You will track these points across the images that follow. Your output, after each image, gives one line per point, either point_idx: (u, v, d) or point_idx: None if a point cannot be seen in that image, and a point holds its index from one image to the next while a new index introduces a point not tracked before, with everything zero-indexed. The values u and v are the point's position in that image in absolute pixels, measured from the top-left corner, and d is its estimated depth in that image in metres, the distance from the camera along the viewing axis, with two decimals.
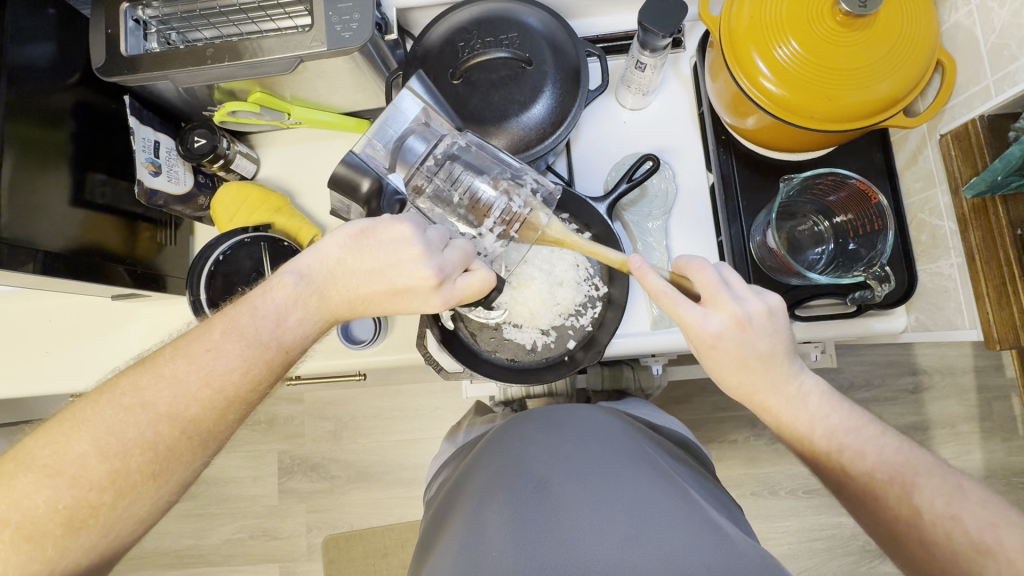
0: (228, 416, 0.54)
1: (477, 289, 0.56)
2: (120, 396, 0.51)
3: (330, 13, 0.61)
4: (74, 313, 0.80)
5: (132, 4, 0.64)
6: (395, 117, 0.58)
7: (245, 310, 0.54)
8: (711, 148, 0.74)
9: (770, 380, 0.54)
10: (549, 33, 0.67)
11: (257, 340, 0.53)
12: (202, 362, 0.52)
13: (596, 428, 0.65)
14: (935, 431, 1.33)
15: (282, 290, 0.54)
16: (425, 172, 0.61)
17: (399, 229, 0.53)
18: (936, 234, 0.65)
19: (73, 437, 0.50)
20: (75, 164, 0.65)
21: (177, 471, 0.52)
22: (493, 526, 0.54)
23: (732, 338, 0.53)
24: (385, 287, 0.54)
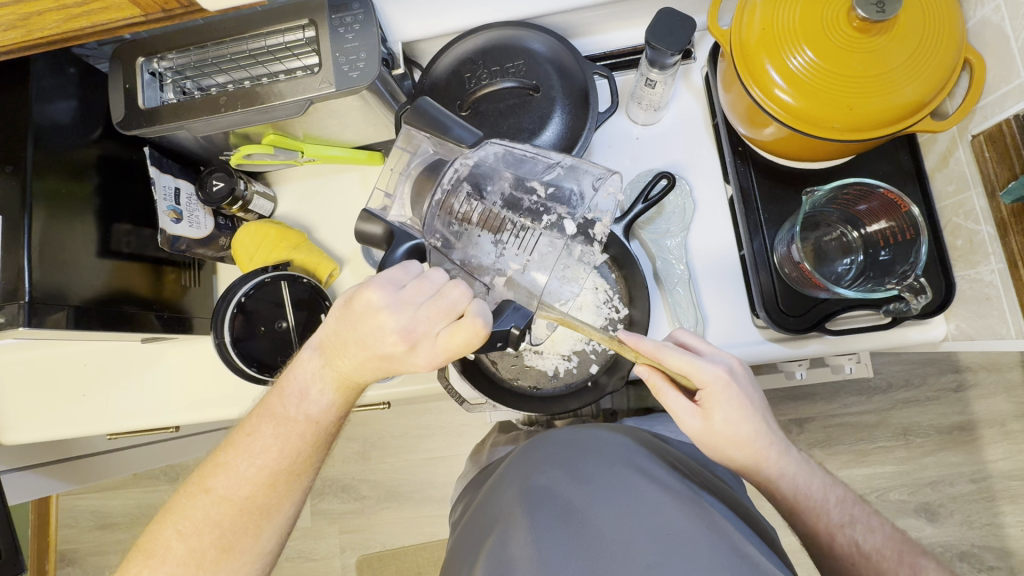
0: (278, 486, 0.59)
1: (460, 344, 0.53)
2: (191, 485, 0.60)
3: (338, 54, 0.62)
4: (107, 356, 0.82)
5: (147, 58, 0.66)
6: (405, 163, 0.61)
7: (275, 394, 0.60)
8: (728, 160, 0.72)
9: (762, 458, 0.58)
10: (556, 58, 0.66)
11: (285, 417, 0.59)
12: (245, 446, 0.59)
13: (614, 447, 0.62)
14: (983, 431, 1.27)
15: (301, 367, 0.59)
16: (450, 193, 0.58)
17: (367, 296, 0.52)
18: (973, 239, 0.62)
19: (163, 524, 0.58)
20: (101, 216, 0.67)
21: (248, 542, 0.59)
22: (515, 547, 0.53)
23: (711, 433, 0.57)
24: (372, 355, 0.55)
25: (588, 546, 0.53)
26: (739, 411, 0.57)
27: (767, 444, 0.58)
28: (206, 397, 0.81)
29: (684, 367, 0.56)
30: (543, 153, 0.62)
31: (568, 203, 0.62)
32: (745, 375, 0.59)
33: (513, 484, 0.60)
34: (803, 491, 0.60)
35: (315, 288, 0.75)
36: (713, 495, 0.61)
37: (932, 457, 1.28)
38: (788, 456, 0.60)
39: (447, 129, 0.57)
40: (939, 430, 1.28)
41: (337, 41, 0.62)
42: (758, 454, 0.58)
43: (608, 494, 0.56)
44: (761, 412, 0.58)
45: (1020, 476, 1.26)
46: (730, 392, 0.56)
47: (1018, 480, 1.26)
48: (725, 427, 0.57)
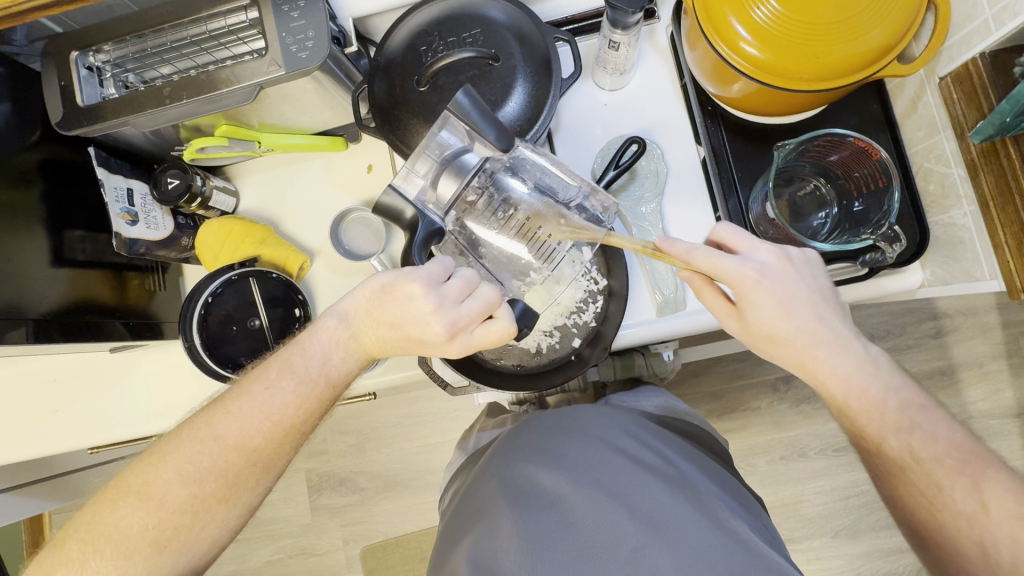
0: (285, 446, 0.58)
1: (495, 339, 0.54)
2: (197, 430, 0.57)
3: (284, 34, 0.59)
4: (77, 369, 0.79)
5: (82, 51, 0.62)
6: (434, 144, 0.56)
7: (295, 350, 0.58)
8: (697, 121, 0.71)
9: (830, 354, 0.55)
10: (514, 24, 0.64)
11: (307, 378, 0.57)
12: (263, 400, 0.57)
13: (601, 427, 0.63)
14: (963, 374, 1.30)
15: (325, 333, 0.57)
16: (476, 191, 0.58)
17: (412, 288, 0.52)
18: (944, 182, 0.62)
19: (160, 467, 0.56)
20: (50, 224, 0.64)
21: (245, 494, 0.58)
22: (500, 542, 0.55)
23: (768, 327, 0.56)
24: (406, 334, 0.54)
25: (572, 533, 0.54)
26: (775, 306, 0.54)
27: (814, 342, 0.55)
28: (184, 403, 0.79)
29: (711, 266, 0.54)
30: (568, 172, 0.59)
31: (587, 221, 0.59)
32: (782, 270, 0.55)
33: (494, 476, 0.62)
34: (854, 392, 0.55)
35: (286, 282, 0.73)
36: (700, 470, 0.62)
37: None
38: (844, 353, 0.55)
39: (487, 129, 0.54)
40: (921, 376, 1.31)
41: (282, 20, 0.59)
42: (802, 353, 0.56)
43: (589, 479, 0.57)
44: (805, 308, 0.54)
45: (999, 413, 1.30)
46: (758, 289, 0.54)
47: (997, 419, 1.30)
48: (769, 320, 0.55)
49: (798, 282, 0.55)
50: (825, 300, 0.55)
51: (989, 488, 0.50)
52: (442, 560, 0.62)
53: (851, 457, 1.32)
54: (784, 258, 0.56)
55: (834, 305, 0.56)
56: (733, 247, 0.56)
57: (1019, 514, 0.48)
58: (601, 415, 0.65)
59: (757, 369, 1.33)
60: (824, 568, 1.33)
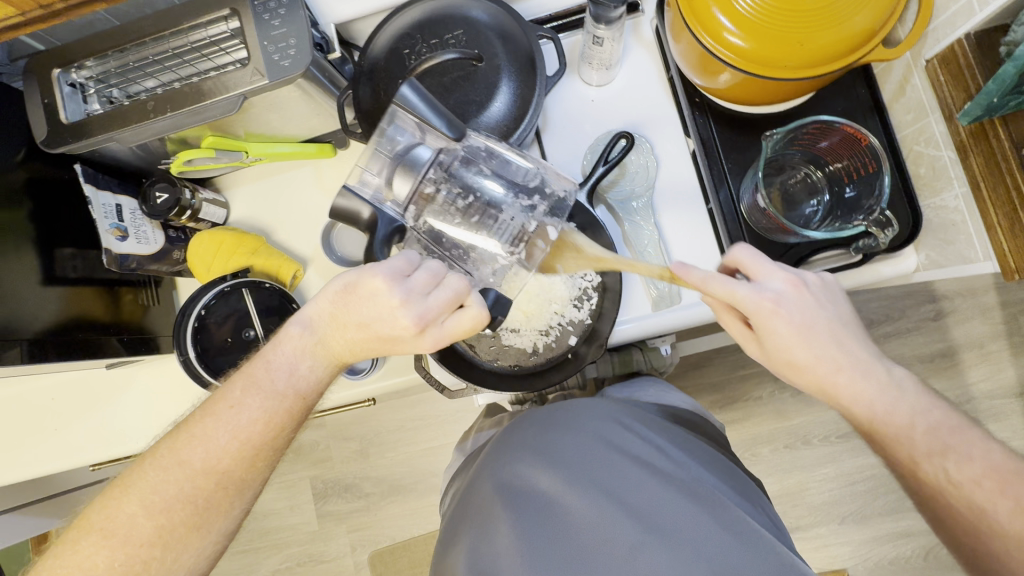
0: (257, 463, 0.57)
1: (467, 328, 0.55)
2: (160, 458, 0.55)
3: (265, 42, 0.58)
4: (75, 387, 0.79)
5: (63, 68, 0.62)
6: (386, 141, 0.58)
7: (259, 364, 0.57)
8: (686, 112, 0.70)
9: (852, 376, 0.54)
10: (497, 24, 0.63)
11: (272, 390, 0.56)
12: (227, 419, 0.55)
13: (591, 420, 0.63)
14: (964, 355, 1.30)
15: (289, 343, 0.57)
16: (432, 183, 0.59)
17: (375, 283, 0.52)
18: (935, 165, 0.62)
19: (124, 500, 0.53)
20: (39, 243, 0.64)
21: (217, 519, 0.56)
22: (499, 542, 0.55)
23: (799, 355, 0.54)
24: (375, 337, 0.54)
25: (572, 536, 0.54)
26: (796, 334, 0.54)
27: (835, 368, 0.54)
28: (184, 416, 0.79)
29: (726, 295, 0.54)
30: (524, 156, 0.60)
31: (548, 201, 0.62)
32: (799, 297, 0.54)
33: (491, 473, 0.61)
34: (882, 415, 0.53)
35: (280, 292, 0.73)
36: (698, 460, 0.61)
37: None
38: (869, 376, 0.54)
39: (434, 119, 0.55)
40: (921, 359, 1.31)
41: (263, 28, 0.58)
42: (821, 379, 0.55)
43: (585, 477, 0.57)
44: (825, 336, 0.54)
45: (1002, 393, 1.30)
46: (777, 318, 0.54)
47: (999, 398, 1.30)
48: (784, 349, 0.55)
49: (823, 308, 0.54)
50: (845, 326, 0.55)
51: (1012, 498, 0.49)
52: (441, 558, 0.63)
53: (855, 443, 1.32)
54: (799, 284, 0.55)
55: (852, 331, 0.55)
56: (750, 271, 0.56)
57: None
58: (594, 405, 0.65)
59: None
60: (832, 556, 1.33)
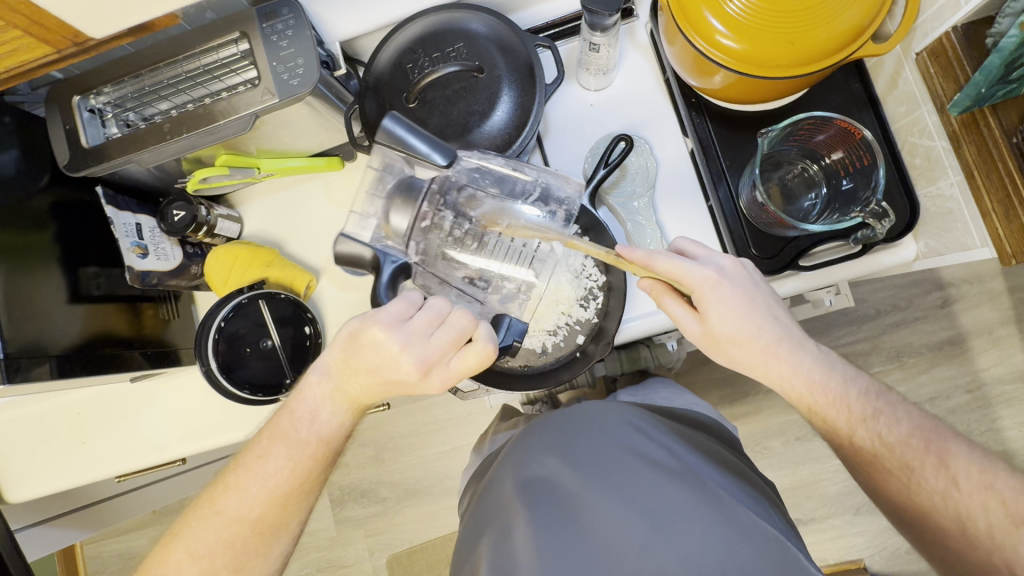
0: (289, 507, 0.60)
1: (472, 365, 0.56)
2: (201, 508, 0.61)
3: (275, 63, 0.61)
4: (100, 400, 0.82)
5: (82, 95, 0.65)
6: (377, 182, 0.60)
7: (285, 414, 0.60)
8: (683, 112, 0.72)
9: (790, 350, 0.58)
10: (496, 35, 0.65)
11: (295, 439, 0.59)
12: (256, 468, 0.60)
13: (613, 429, 0.64)
14: (973, 341, 1.30)
15: (310, 391, 0.60)
16: (429, 214, 0.61)
17: (374, 332, 0.53)
18: (929, 156, 0.63)
19: (173, 548, 0.60)
20: (65, 263, 0.67)
21: (257, 561, 0.61)
22: (517, 542, 0.56)
23: (735, 327, 0.57)
24: (384, 381, 0.56)
25: (588, 534, 0.55)
26: (738, 301, 0.57)
27: (767, 342, 0.58)
28: (207, 426, 0.81)
29: (672, 270, 0.57)
30: (516, 167, 0.63)
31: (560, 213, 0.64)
32: (739, 274, 0.59)
33: (511, 477, 0.63)
34: (822, 389, 0.58)
35: (295, 302, 0.75)
36: (705, 459, 0.63)
37: (925, 374, 1.31)
38: (803, 350, 0.58)
39: (423, 150, 0.56)
40: (930, 347, 1.31)
41: (271, 49, 0.61)
42: (762, 351, 0.58)
43: (602, 480, 0.59)
44: (763, 308, 0.58)
45: (1013, 378, 1.30)
46: (721, 289, 0.57)
47: (1010, 384, 1.30)
48: (724, 323, 0.57)
49: (755, 285, 0.59)
50: (776, 305, 0.59)
51: (955, 463, 0.54)
52: (462, 557, 0.65)
53: None
54: (739, 264, 0.60)
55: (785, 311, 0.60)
56: (690, 255, 0.61)
57: (983, 482, 0.53)
58: (611, 412, 0.67)
59: None
60: (848, 546, 1.33)
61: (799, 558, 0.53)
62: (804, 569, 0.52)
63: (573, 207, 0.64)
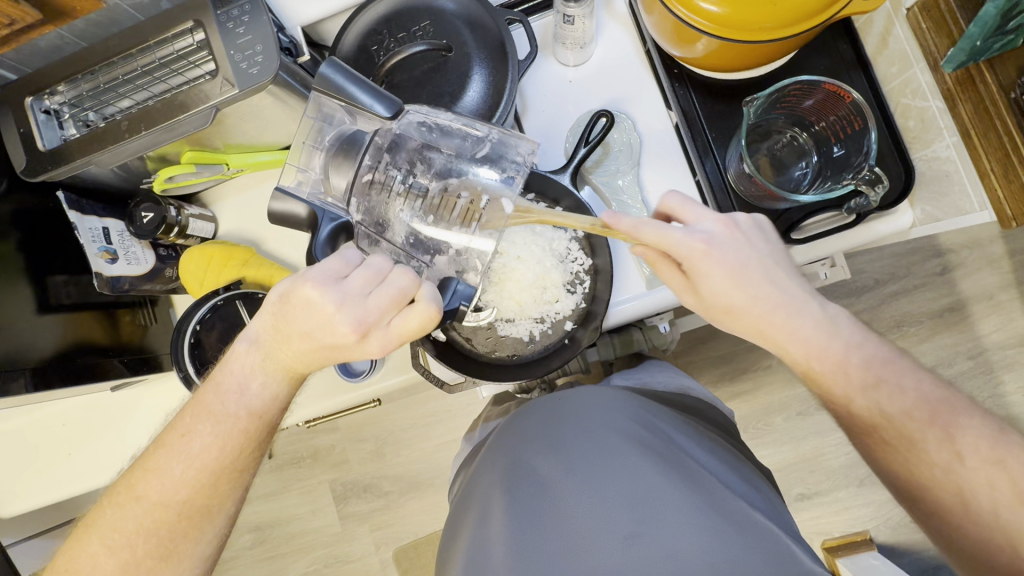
0: (221, 487, 0.57)
1: (414, 327, 0.52)
2: (119, 496, 0.57)
3: (232, 52, 0.58)
4: (85, 410, 0.80)
5: (36, 95, 0.62)
6: (315, 133, 0.56)
7: (212, 391, 0.57)
8: (665, 84, 0.69)
9: (783, 317, 0.54)
10: (464, 11, 0.62)
11: (224, 414, 0.56)
12: (181, 449, 0.56)
13: (592, 416, 0.64)
14: (974, 307, 1.28)
15: (238, 362, 0.56)
16: (373, 169, 0.55)
17: (306, 291, 0.50)
18: (924, 117, 0.60)
19: (87, 540, 0.56)
20: (32, 273, 0.65)
21: (187, 547, 0.57)
22: (492, 537, 0.57)
23: (741, 296, 0.53)
24: (319, 346, 0.52)
25: (562, 527, 0.55)
26: (728, 271, 0.53)
27: (771, 307, 0.54)
28: None
29: (657, 240, 0.52)
30: (467, 125, 0.57)
31: (514, 166, 0.57)
32: (731, 237, 0.54)
33: (493, 467, 0.63)
34: (816, 354, 0.54)
35: None
36: (699, 445, 0.62)
37: (927, 342, 1.29)
38: (803, 313, 0.54)
39: (360, 100, 0.52)
40: (931, 315, 1.29)
41: (229, 37, 0.58)
42: (756, 320, 0.54)
43: (582, 472, 0.59)
44: (759, 272, 0.53)
45: (1015, 343, 1.28)
46: (709, 259, 0.53)
47: (1013, 348, 1.28)
48: (716, 291, 0.54)
49: (750, 245, 0.54)
50: (778, 263, 0.55)
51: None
52: (447, 548, 0.65)
53: None
54: (731, 226, 0.55)
55: (785, 267, 0.55)
56: (681, 217, 0.56)
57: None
58: (592, 398, 0.66)
59: None
60: (853, 518, 1.32)
61: (794, 554, 0.52)
62: (790, 552, 0.52)
63: (524, 167, 0.57)
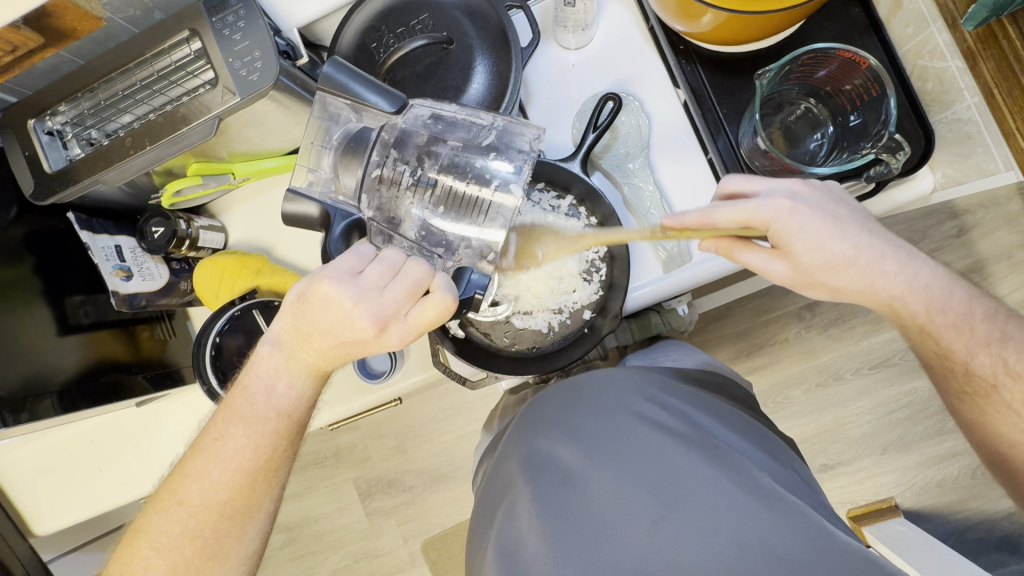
0: (258, 487, 0.58)
1: (433, 317, 0.52)
2: (161, 501, 0.58)
3: (230, 59, 0.57)
4: (112, 426, 0.81)
5: (38, 117, 0.61)
6: (323, 132, 0.54)
7: (238, 393, 0.57)
8: (672, 61, 0.67)
9: (891, 269, 0.53)
10: (463, 1, 0.61)
11: (252, 416, 0.56)
12: (214, 451, 0.57)
13: (615, 395, 0.63)
14: (992, 267, 1.27)
15: (262, 363, 0.57)
16: (381, 165, 0.55)
17: (324, 288, 0.50)
18: (942, 78, 0.59)
19: (136, 546, 0.57)
20: (51, 296, 0.65)
21: (232, 547, 0.58)
22: (525, 518, 0.57)
23: (845, 250, 0.52)
24: (341, 341, 0.52)
25: (596, 509, 0.56)
26: (818, 229, 0.51)
27: (871, 262, 0.53)
28: None
29: (735, 218, 0.51)
30: (472, 114, 0.57)
31: (524, 155, 0.56)
32: (812, 195, 0.53)
33: (518, 450, 0.63)
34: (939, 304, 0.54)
35: None
36: (728, 423, 0.62)
37: None
38: (910, 258, 0.54)
39: (365, 96, 0.51)
40: None
41: (225, 44, 0.57)
42: (867, 270, 0.53)
43: (609, 453, 0.59)
44: (852, 226, 0.52)
45: None
46: (797, 218, 0.51)
47: None
48: (814, 255, 0.52)
49: (836, 198, 0.54)
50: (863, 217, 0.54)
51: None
52: (479, 534, 0.66)
53: (888, 372, 1.30)
54: (809, 185, 0.54)
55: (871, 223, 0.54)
56: (749, 192, 0.54)
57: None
58: (610, 377, 0.65)
59: (782, 301, 1.29)
60: (877, 486, 1.32)
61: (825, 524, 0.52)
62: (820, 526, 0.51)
63: (533, 155, 0.56)
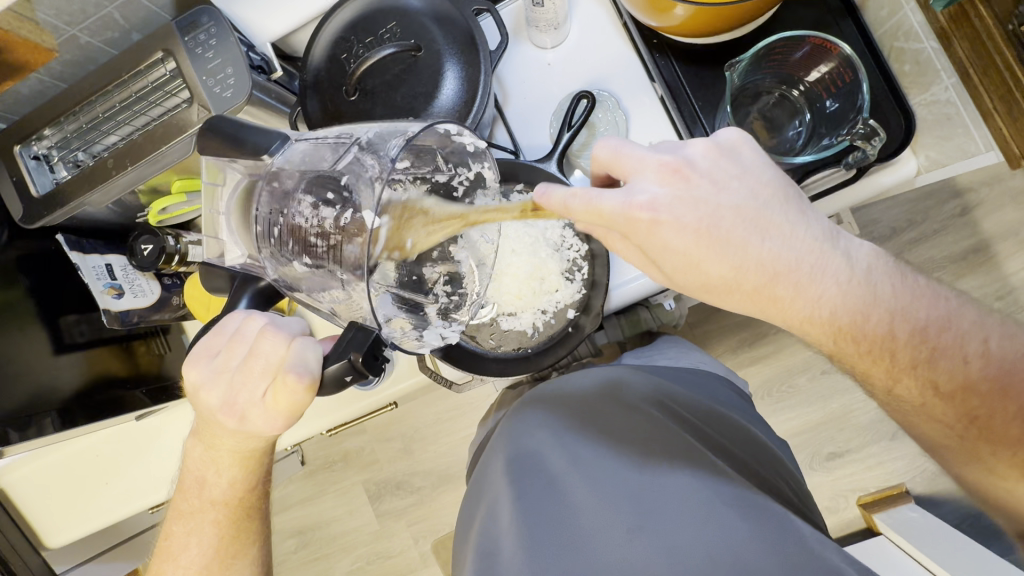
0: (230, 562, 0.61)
1: (288, 399, 0.51)
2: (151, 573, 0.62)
3: (204, 77, 0.58)
4: (116, 440, 0.83)
5: (24, 143, 0.63)
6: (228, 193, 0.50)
7: (182, 486, 0.60)
8: (646, 56, 0.67)
9: (819, 266, 0.47)
10: (431, 8, 0.62)
11: (194, 503, 0.59)
12: (177, 541, 0.60)
13: (598, 405, 0.63)
14: (999, 246, 1.23)
15: (191, 457, 0.59)
16: (291, 214, 0.49)
17: (191, 382, 0.53)
18: (919, 60, 0.59)
19: None
20: (45, 316, 0.67)
21: None
22: (503, 524, 0.58)
23: (748, 256, 0.46)
24: (228, 430, 0.55)
25: (572, 516, 0.56)
26: (688, 231, 0.46)
27: (792, 268, 0.47)
28: None
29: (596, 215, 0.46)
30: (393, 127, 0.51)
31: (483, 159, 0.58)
32: (699, 180, 0.46)
33: (501, 450, 0.64)
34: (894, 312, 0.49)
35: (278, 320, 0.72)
36: (711, 436, 0.62)
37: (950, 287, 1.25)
38: (827, 263, 0.47)
39: (241, 144, 0.47)
40: (954, 259, 1.25)
41: (198, 63, 0.58)
42: (795, 286, 0.47)
43: (591, 460, 0.59)
44: (749, 227, 0.46)
45: None
46: (663, 224, 0.46)
47: None
48: (705, 258, 0.47)
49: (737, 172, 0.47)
50: (770, 204, 0.47)
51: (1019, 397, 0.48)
52: (461, 536, 0.67)
53: None
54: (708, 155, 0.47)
55: (791, 208, 0.47)
56: (620, 172, 0.48)
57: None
58: (601, 383, 0.65)
59: None
60: (888, 472, 1.30)
61: (801, 532, 0.52)
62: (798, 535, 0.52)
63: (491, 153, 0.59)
